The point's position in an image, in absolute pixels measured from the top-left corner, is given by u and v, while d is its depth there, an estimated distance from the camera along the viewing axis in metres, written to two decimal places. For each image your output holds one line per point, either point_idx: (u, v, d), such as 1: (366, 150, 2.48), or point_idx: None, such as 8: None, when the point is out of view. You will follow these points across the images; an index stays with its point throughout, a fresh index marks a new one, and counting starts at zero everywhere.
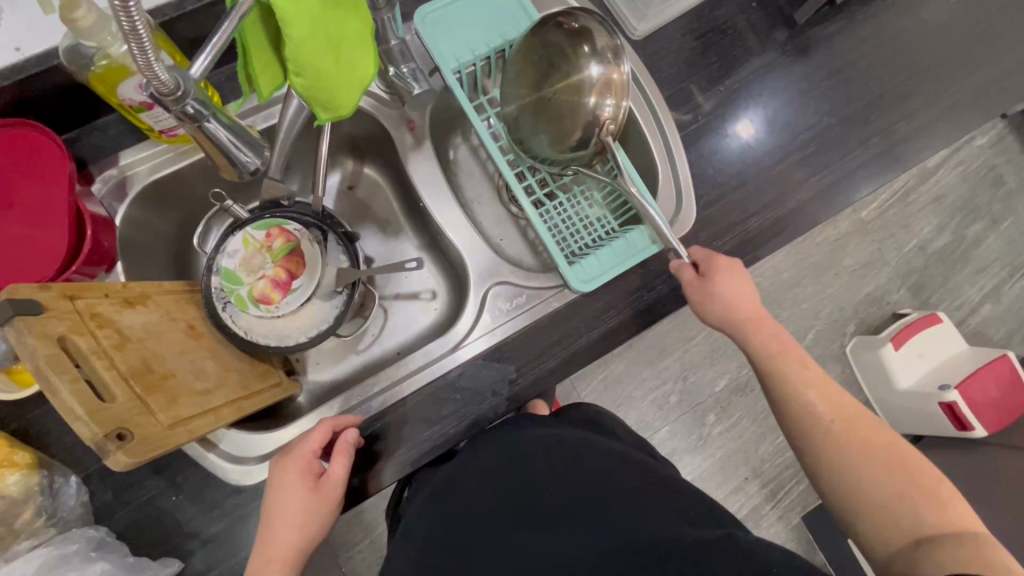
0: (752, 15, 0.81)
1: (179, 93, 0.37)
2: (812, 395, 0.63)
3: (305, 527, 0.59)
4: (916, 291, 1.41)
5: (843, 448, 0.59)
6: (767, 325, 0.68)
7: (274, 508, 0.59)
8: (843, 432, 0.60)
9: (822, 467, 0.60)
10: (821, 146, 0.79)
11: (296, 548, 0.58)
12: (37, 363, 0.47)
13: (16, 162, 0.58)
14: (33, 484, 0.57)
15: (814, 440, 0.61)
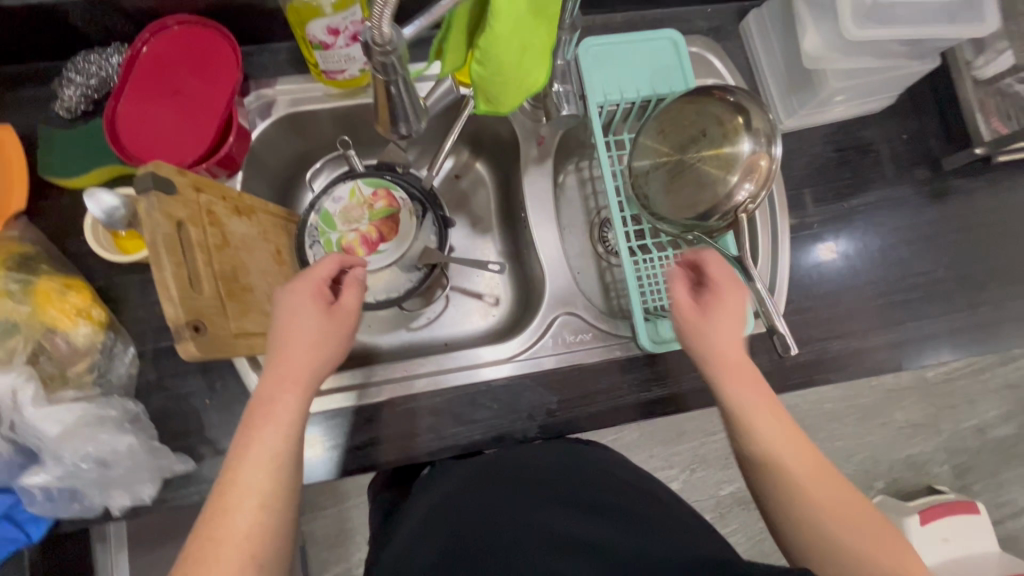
0: (899, 146, 0.80)
1: (390, 47, 0.38)
2: (766, 432, 0.50)
3: (320, 356, 0.54)
4: (960, 472, 1.33)
5: (826, 524, 0.47)
6: (744, 368, 0.53)
7: (287, 328, 0.54)
8: (800, 478, 0.48)
9: (790, 527, 0.49)
10: (926, 295, 0.77)
11: (312, 373, 0.53)
12: (154, 238, 0.50)
13: (197, 59, 0.63)
14: (96, 342, 0.60)
15: (773, 484, 0.49)
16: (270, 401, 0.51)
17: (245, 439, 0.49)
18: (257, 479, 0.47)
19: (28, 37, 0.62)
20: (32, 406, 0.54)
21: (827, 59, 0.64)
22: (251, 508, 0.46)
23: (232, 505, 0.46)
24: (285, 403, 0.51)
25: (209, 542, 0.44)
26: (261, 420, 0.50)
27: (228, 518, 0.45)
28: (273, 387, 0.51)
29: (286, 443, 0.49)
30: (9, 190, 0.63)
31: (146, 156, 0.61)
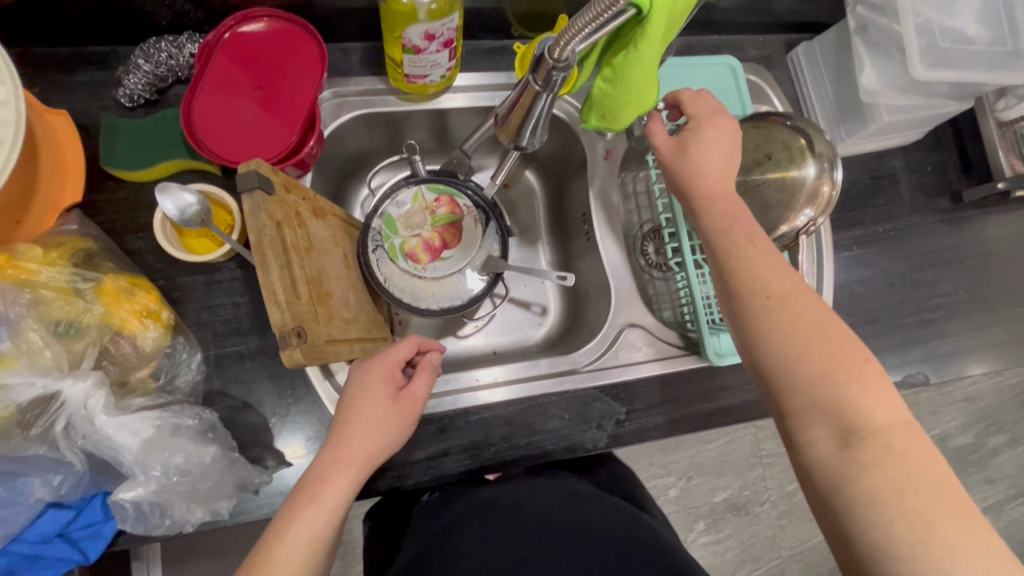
0: (924, 177, 0.86)
1: (562, 64, 0.40)
2: (779, 288, 0.47)
3: (379, 444, 0.52)
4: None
5: (808, 353, 0.44)
6: (726, 196, 0.53)
7: (351, 411, 0.53)
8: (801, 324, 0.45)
9: (770, 377, 0.46)
10: (948, 315, 0.83)
11: (367, 459, 0.51)
12: (260, 239, 0.48)
13: (282, 57, 0.62)
14: (164, 345, 0.56)
15: (759, 330, 0.46)
16: (321, 481, 0.49)
17: (287, 516, 0.47)
18: (289, 560, 0.45)
19: (95, 18, 0.58)
20: (103, 415, 0.50)
21: (884, 95, 0.69)
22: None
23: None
24: (334, 489, 0.48)
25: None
26: (305, 501, 0.48)
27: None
28: (327, 465, 0.50)
29: (326, 529, 0.47)
30: (65, 181, 0.58)
31: (228, 152, 0.59)
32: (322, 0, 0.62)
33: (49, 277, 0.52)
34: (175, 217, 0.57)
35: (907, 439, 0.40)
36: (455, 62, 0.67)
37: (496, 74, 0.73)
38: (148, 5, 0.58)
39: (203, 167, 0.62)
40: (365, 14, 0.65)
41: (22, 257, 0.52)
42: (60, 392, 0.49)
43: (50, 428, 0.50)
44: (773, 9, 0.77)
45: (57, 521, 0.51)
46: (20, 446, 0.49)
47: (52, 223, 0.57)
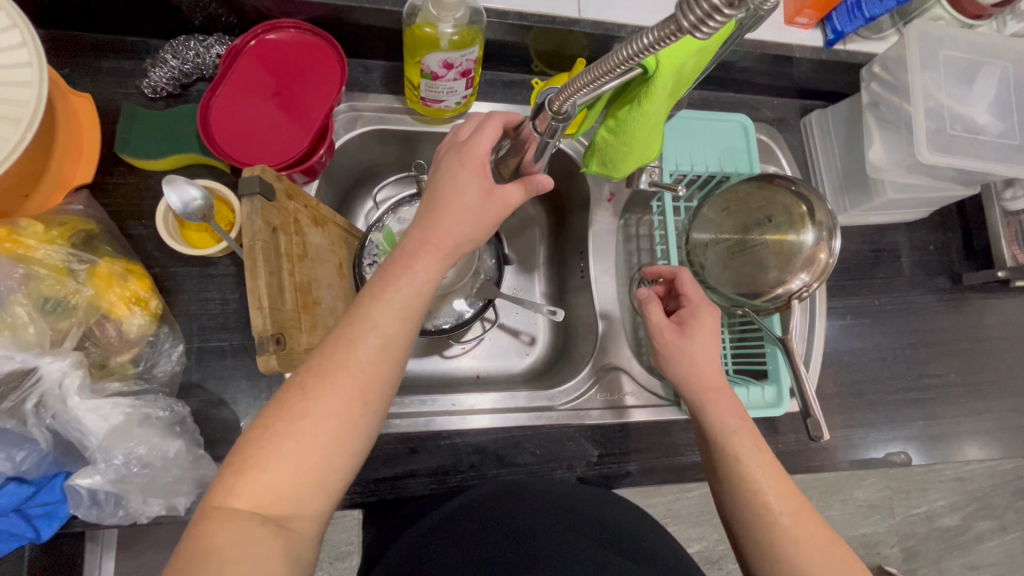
0: (926, 255, 0.86)
1: (562, 115, 0.41)
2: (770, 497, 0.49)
3: (470, 226, 0.48)
4: (909, 556, 1.31)
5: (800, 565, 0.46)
6: (728, 395, 0.55)
7: (440, 199, 0.48)
8: (793, 541, 0.47)
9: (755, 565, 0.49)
10: (937, 397, 0.82)
11: (456, 246, 0.48)
12: (252, 244, 0.49)
13: (303, 68, 0.63)
14: (147, 334, 0.57)
15: (751, 537, 0.49)
16: (402, 267, 0.46)
17: (355, 324, 0.43)
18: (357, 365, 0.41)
19: (130, 10, 0.61)
20: (77, 396, 0.50)
21: (888, 171, 0.69)
22: (350, 387, 0.41)
23: (330, 377, 0.40)
24: (404, 294, 0.45)
25: (299, 404, 0.39)
26: (372, 307, 0.44)
27: (318, 384, 0.40)
28: (416, 244, 0.47)
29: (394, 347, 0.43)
30: (78, 160, 0.60)
31: (238, 153, 0.60)
32: (348, 17, 0.64)
33: (45, 255, 0.53)
34: (179, 209, 0.58)
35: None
36: (472, 90, 0.68)
37: (510, 106, 0.75)
38: (183, 5, 0.60)
39: (214, 164, 0.64)
40: (389, 35, 0.67)
41: (24, 232, 0.53)
42: (37, 368, 0.50)
43: (21, 404, 0.50)
44: (790, 74, 0.78)
45: (13, 497, 0.51)
46: None
47: (58, 201, 0.58)
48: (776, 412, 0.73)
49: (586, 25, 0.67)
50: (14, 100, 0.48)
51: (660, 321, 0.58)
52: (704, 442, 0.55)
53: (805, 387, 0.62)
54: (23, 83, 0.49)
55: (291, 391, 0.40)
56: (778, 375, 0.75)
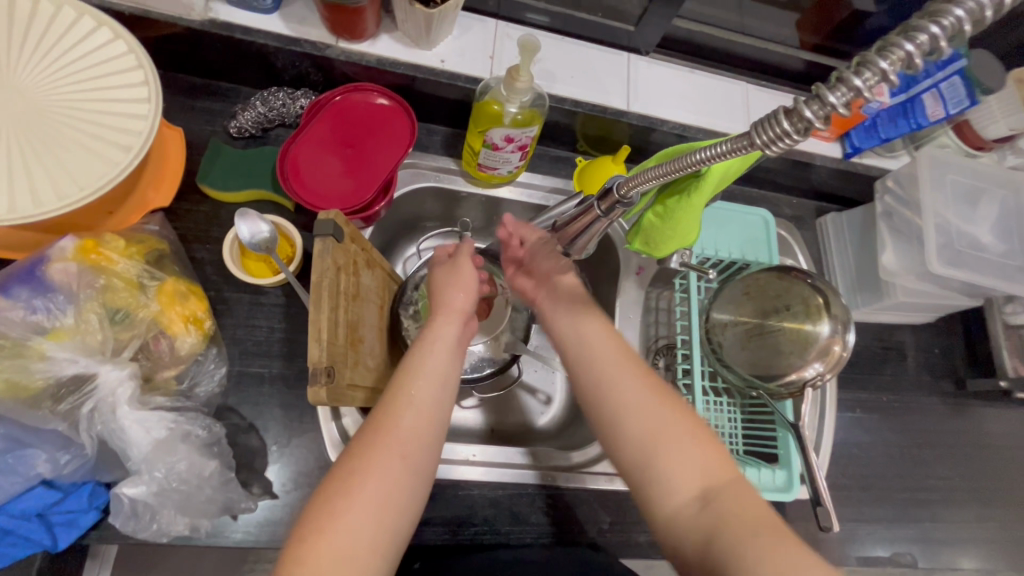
0: (931, 358, 0.90)
1: (624, 199, 0.45)
2: (654, 417, 0.53)
3: (453, 374, 0.54)
4: None
5: (698, 465, 0.50)
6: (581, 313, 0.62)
7: (424, 349, 0.54)
8: (676, 442, 0.51)
9: (652, 487, 0.51)
10: (942, 499, 0.83)
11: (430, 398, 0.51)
12: (321, 279, 0.53)
13: (376, 124, 0.69)
14: (195, 353, 0.59)
15: (637, 454, 0.52)
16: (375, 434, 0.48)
17: (366, 462, 0.46)
18: (371, 504, 0.45)
19: (233, 61, 0.68)
20: (126, 406, 0.52)
21: (901, 276, 0.75)
22: (367, 525, 0.44)
23: (325, 531, 0.43)
24: (403, 434, 0.48)
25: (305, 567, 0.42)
26: (375, 445, 0.47)
27: (330, 528, 0.44)
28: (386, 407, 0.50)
29: (410, 479, 0.48)
30: (160, 186, 0.65)
31: (309, 196, 0.66)
32: (424, 87, 0.71)
33: (121, 268, 0.56)
34: (246, 240, 0.62)
35: (775, 520, 0.45)
36: (524, 162, 0.75)
37: (554, 178, 0.81)
38: (280, 62, 0.68)
39: (280, 201, 0.69)
40: (456, 106, 0.75)
41: (107, 246, 0.56)
42: (96, 375, 0.52)
43: (76, 408, 0.51)
44: (809, 179, 0.86)
45: (40, 501, 0.52)
46: (41, 421, 0.50)
47: (134, 220, 0.63)
48: (786, 498, 0.74)
49: (633, 117, 0.75)
50: (127, 129, 0.54)
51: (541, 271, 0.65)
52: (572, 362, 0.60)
53: (817, 473, 0.64)
54: (136, 116, 0.54)
55: (303, 538, 0.43)
56: (790, 460, 0.76)
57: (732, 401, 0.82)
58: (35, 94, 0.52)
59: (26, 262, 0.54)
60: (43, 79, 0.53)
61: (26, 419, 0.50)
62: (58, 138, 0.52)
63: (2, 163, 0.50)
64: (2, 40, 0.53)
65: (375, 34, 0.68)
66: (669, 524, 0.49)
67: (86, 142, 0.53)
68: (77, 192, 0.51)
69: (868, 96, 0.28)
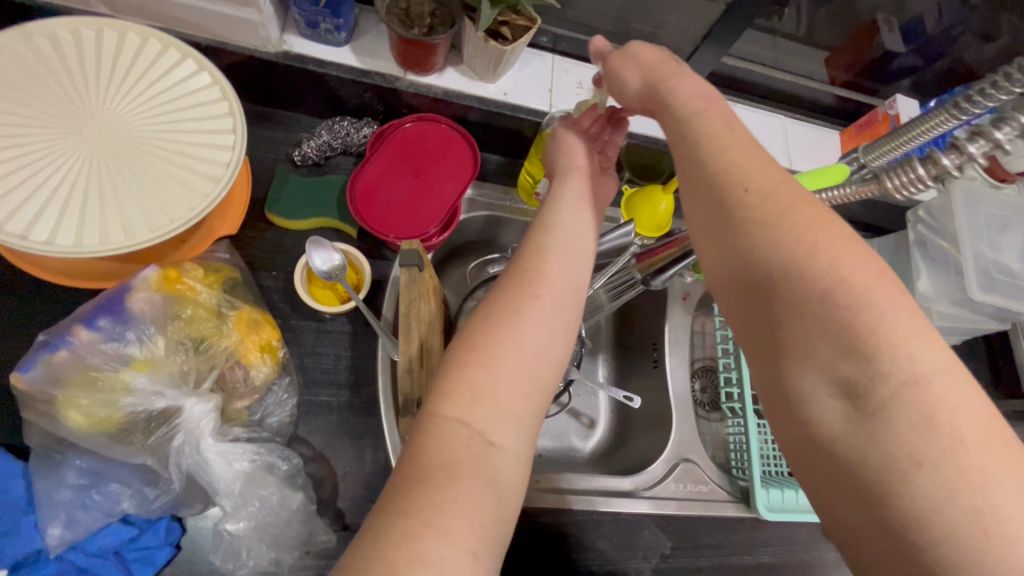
0: None
1: None
2: (832, 259, 0.32)
3: (589, 232, 0.49)
4: None
5: (860, 333, 0.31)
6: (696, 89, 0.42)
7: (553, 205, 0.50)
8: (858, 301, 0.31)
9: (785, 358, 0.34)
10: None
11: (570, 258, 0.46)
12: (409, 311, 0.53)
13: (442, 154, 0.71)
14: (269, 382, 0.59)
15: (786, 315, 0.33)
16: (520, 289, 0.43)
17: (511, 309, 0.42)
18: (520, 352, 0.40)
19: (299, 90, 0.69)
20: (211, 438, 0.52)
21: (937, 302, 0.79)
22: (516, 376, 0.40)
23: (477, 376, 0.39)
24: (547, 287, 0.44)
25: (455, 412, 0.38)
26: (515, 295, 0.43)
27: (483, 371, 0.39)
28: (532, 262, 0.45)
29: (554, 331, 0.42)
30: (227, 214, 0.64)
31: (379, 224, 0.66)
32: (485, 118, 0.73)
33: (203, 298, 0.56)
34: (319, 269, 0.62)
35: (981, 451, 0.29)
36: None
37: None
38: (345, 92, 0.69)
39: (343, 229, 0.69)
40: (512, 136, 0.76)
41: (188, 275, 0.56)
42: (181, 408, 0.51)
43: (165, 441, 0.51)
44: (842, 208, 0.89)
45: (117, 537, 0.51)
46: (130, 455, 0.50)
47: (205, 248, 0.62)
48: None
49: None
50: (215, 159, 0.54)
51: (639, 77, 0.46)
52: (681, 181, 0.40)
53: None
54: (222, 147, 0.55)
55: (448, 394, 0.38)
56: None
57: None
58: (125, 125, 0.53)
59: (108, 293, 0.54)
60: (133, 110, 0.54)
61: (111, 452, 0.49)
62: (149, 167, 0.52)
63: (94, 194, 0.50)
64: (91, 72, 0.53)
65: (442, 67, 0.70)
66: (814, 432, 0.33)
67: (176, 172, 0.53)
68: (168, 223, 0.51)
69: (987, 156, 0.31)
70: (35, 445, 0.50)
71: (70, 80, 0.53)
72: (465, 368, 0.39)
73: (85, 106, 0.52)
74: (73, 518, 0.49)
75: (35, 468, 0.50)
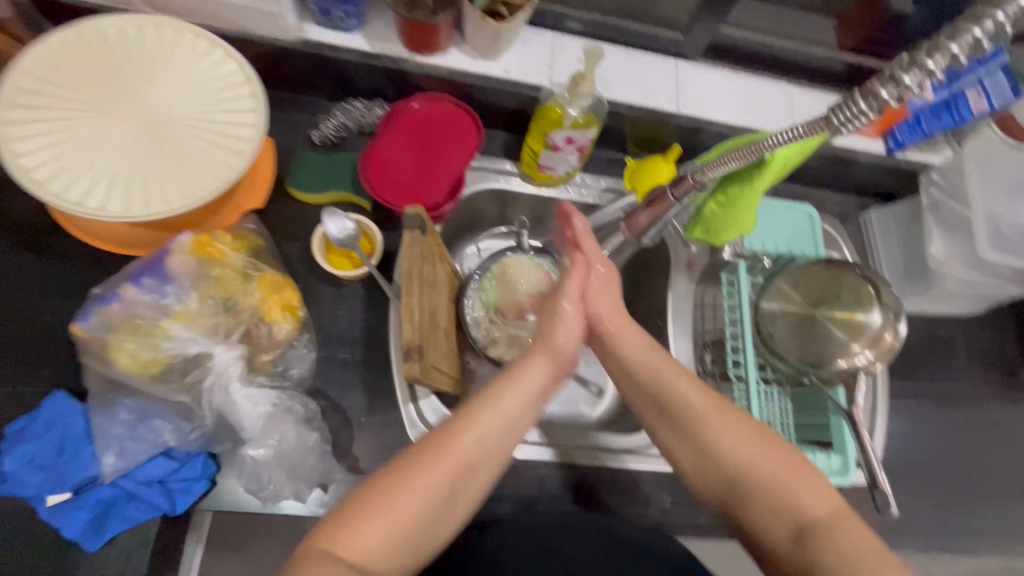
0: (982, 348, 0.92)
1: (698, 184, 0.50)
2: (728, 440, 0.55)
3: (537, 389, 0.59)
4: None
5: (763, 495, 0.53)
6: (619, 313, 0.63)
7: (513, 381, 0.58)
8: (766, 477, 0.53)
9: (747, 525, 0.54)
10: (1000, 487, 0.84)
11: (517, 416, 0.56)
12: (409, 269, 0.59)
13: (446, 131, 0.75)
14: (290, 338, 0.65)
15: (728, 479, 0.55)
16: (484, 405, 0.55)
17: (464, 419, 0.54)
18: (416, 508, 0.48)
19: (317, 75, 0.75)
20: (238, 382, 0.58)
21: (948, 265, 0.78)
22: (411, 525, 0.48)
23: (421, 473, 0.50)
24: (495, 416, 0.55)
25: (401, 495, 0.48)
26: (435, 456, 0.51)
27: (388, 509, 0.48)
28: (502, 401, 0.56)
29: (457, 500, 0.51)
30: (253, 191, 0.71)
31: (387, 196, 0.71)
32: (489, 95, 0.78)
33: (233, 260, 0.63)
34: (335, 236, 0.68)
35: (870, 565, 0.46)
36: (581, 162, 0.80)
37: (606, 178, 0.86)
38: (358, 76, 0.75)
39: (359, 203, 0.75)
40: (516, 113, 0.80)
41: (218, 240, 0.63)
42: (212, 354, 0.58)
43: (199, 382, 0.58)
44: (853, 175, 0.89)
45: (163, 469, 0.58)
46: (170, 393, 0.57)
47: (234, 219, 0.69)
48: (842, 481, 0.77)
49: (683, 118, 0.79)
50: (238, 135, 0.61)
51: (594, 311, 0.63)
52: (643, 401, 0.60)
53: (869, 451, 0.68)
54: (245, 125, 0.61)
55: (371, 500, 0.48)
56: (844, 446, 0.79)
57: (783, 390, 0.85)
58: (162, 107, 0.60)
59: (149, 255, 0.61)
60: (168, 94, 0.60)
61: (155, 391, 0.57)
62: (182, 144, 0.59)
63: (136, 167, 0.57)
64: (132, 60, 0.61)
65: (446, 48, 0.75)
66: None
67: (204, 148, 0.60)
68: (199, 192, 0.58)
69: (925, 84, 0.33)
70: (91, 388, 0.57)
71: (116, 68, 0.60)
72: (416, 463, 0.51)
73: (129, 90, 0.60)
74: (124, 449, 0.57)
75: (92, 406, 0.57)
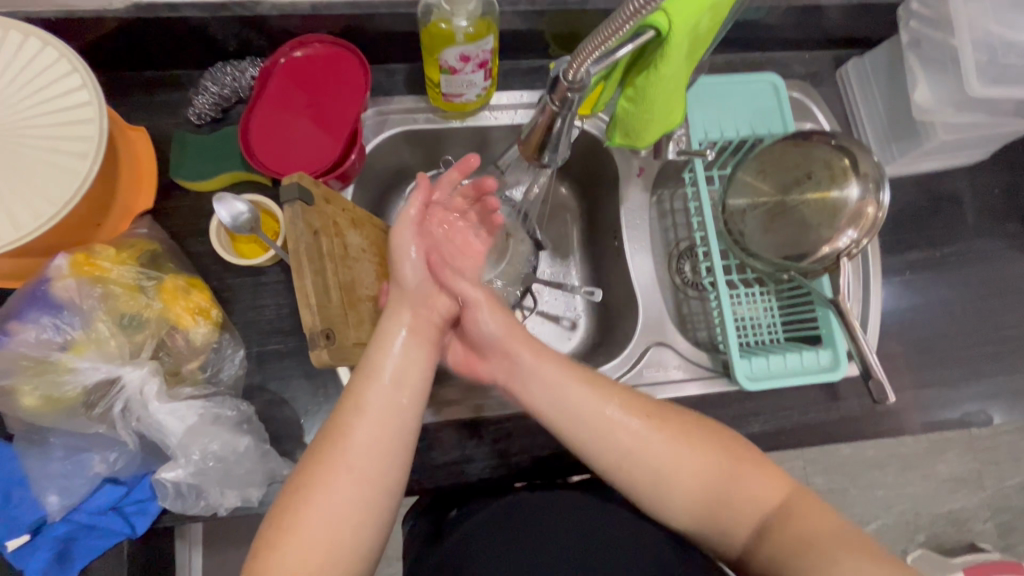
0: (991, 199, 0.81)
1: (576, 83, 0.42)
2: (666, 455, 0.50)
3: (413, 333, 0.53)
4: (1004, 532, 1.26)
5: (724, 499, 0.50)
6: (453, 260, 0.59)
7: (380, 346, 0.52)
8: (718, 476, 0.50)
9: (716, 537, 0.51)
10: (1018, 349, 0.76)
11: (400, 371, 0.50)
12: (297, 248, 0.51)
13: (329, 77, 0.66)
14: (211, 341, 0.61)
15: (683, 502, 0.50)
16: (365, 383, 0.49)
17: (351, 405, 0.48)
18: (326, 511, 0.43)
19: (173, 46, 0.66)
20: (156, 401, 0.56)
21: (936, 112, 0.67)
22: (326, 540, 0.43)
23: (322, 481, 0.44)
24: (382, 386, 0.49)
25: (302, 505, 0.43)
26: (331, 453, 0.45)
27: (297, 525, 0.43)
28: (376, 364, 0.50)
29: (372, 484, 0.45)
30: (140, 190, 0.65)
31: (279, 165, 0.64)
32: (369, 25, 0.66)
33: (119, 274, 0.59)
34: (229, 223, 0.62)
35: (828, 537, 0.46)
36: (491, 81, 0.69)
37: (530, 92, 0.75)
38: (217, 35, 0.65)
39: (257, 179, 0.68)
40: (407, 39, 0.69)
41: (99, 256, 0.59)
42: (121, 377, 0.56)
43: (109, 410, 0.56)
44: (820, 26, 0.75)
45: (110, 496, 0.57)
46: (86, 424, 0.56)
47: (124, 228, 0.64)
48: (835, 377, 0.69)
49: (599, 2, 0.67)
50: (79, 136, 0.54)
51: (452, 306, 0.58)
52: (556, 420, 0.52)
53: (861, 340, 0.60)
54: (83, 121, 0.54)
55: (278, 532, 0.43)
56: (835, 339, 0.71)
57: (765, 289, 0.77)
58: None
59: (28, 286, 0.57)
60: None
61: (74, 425, 0.56)
62: (15, 159, 0.52)
63: None
64: None
65: None
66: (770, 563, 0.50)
67: (44, 157, 0.53)
68: (50, 208, 0.52)
69: None
70: (18, 432, 0.56)
71: None
72: (310, 473, 0.45)
73: None
74: (65, 486, 0.56)
75: (22, 450, 0.56)
